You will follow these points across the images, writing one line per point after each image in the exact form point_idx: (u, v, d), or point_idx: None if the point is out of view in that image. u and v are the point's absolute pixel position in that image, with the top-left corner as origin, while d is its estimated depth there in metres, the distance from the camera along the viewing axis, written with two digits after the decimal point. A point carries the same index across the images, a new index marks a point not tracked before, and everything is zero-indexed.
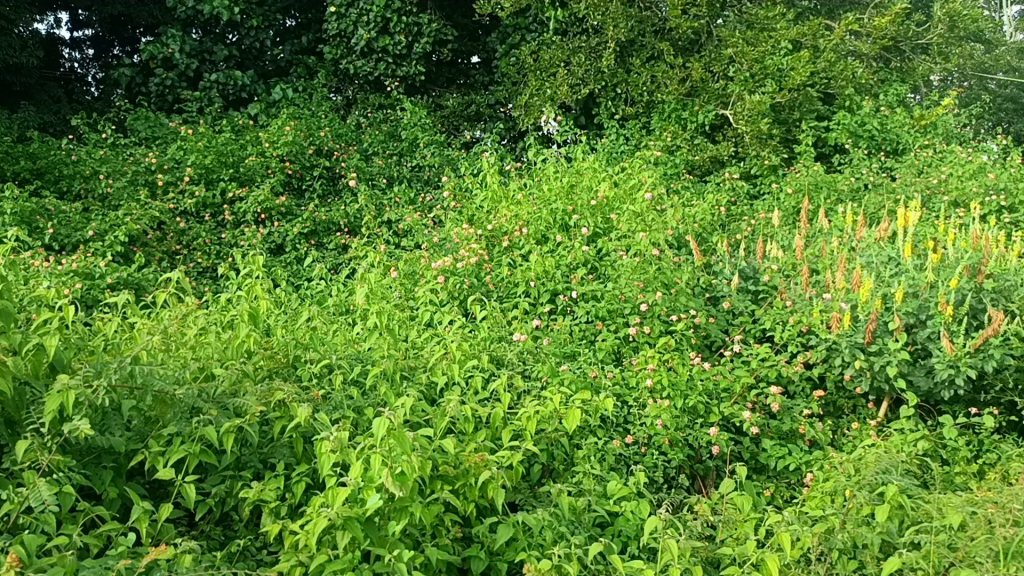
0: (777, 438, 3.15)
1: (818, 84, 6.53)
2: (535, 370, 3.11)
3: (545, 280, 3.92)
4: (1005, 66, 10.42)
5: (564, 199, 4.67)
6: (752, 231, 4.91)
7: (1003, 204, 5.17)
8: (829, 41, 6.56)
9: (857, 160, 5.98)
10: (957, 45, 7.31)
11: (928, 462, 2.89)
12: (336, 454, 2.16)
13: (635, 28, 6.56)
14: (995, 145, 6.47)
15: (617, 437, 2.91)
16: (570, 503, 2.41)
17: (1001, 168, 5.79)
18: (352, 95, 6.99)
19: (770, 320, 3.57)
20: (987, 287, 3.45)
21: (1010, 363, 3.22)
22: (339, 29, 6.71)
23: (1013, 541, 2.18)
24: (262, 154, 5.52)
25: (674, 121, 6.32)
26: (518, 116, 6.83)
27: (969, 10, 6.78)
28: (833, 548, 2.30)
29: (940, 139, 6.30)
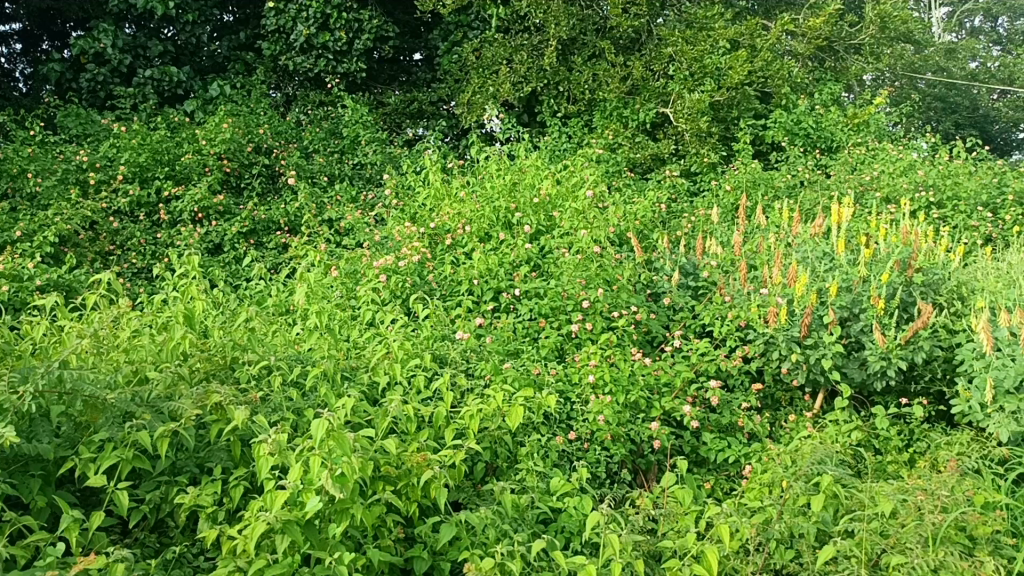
0: (716, 431, 3.20)
1: (755, 82, 6.63)
2: (479, 368, 3.10)
3: (488, 278, 3.89)
4: (933, 66, 10.72)
5: (506, 197, 4.66)
6: (692, 227, 4.97)
7: (931, 200, 5.36)
8: (766, 40, 6.66)
9: (793, 158, 6.10)
10: (888, 46, 7.51)
11: (861, 452, 2.96)
12: (274, 457, 2.11)
13: (577, 26, 6.59)
14: (926, 143, 6.68)
15: (560, 433, 2.91)
16: (513, 500, 2.40)
17: (930, 164, 5.98)
18: (292, 92, 6.94)
19: (709, 316, 3.62)
20: (917, 281, 3.54)
21: (938, 355, 3.32)
22: (278, 25, 6.60)
23: (941, 527, 2.27)
24: (199, 152, 5.39)
25: (615, 119, 6.36)
26: (461, 113, 6.77)
27: (899, 11, 6.96)
28: (770, 538, 2.34)
29: (873, 137, 6.47)
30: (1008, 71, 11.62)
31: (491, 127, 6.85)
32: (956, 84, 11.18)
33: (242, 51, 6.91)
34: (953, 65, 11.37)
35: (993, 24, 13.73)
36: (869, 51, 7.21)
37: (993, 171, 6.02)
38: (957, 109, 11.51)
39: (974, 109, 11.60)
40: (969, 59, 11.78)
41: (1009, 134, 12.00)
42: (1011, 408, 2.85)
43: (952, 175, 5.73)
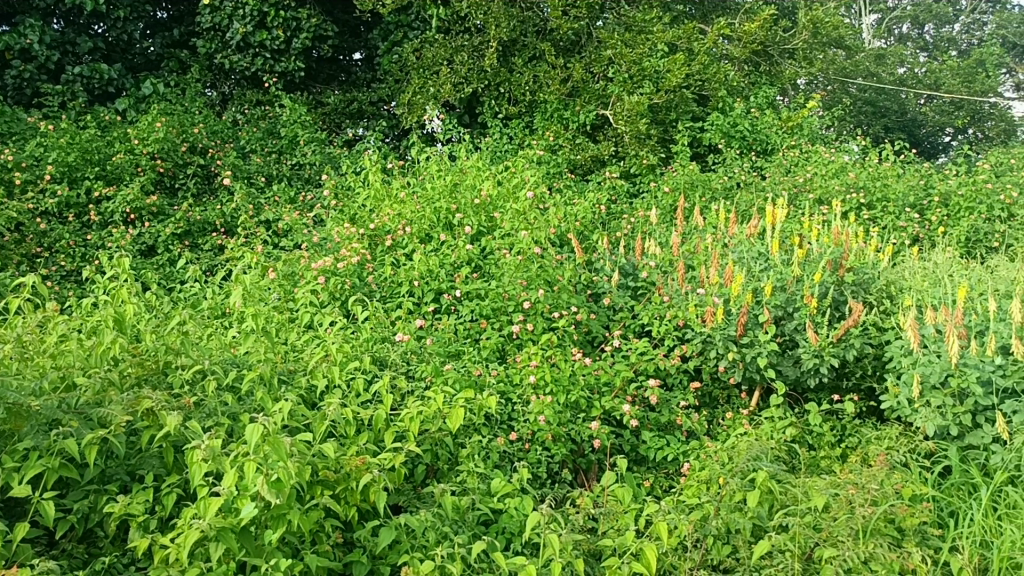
0: (656, 430, 3.23)
1: (693, 85, 6.71)
2: (419, 370, 3.07)
3: (428, 279, 3.85)
4: (863, 71, 10.99)
5: (447, 198, 4.61)
6: (631, 229, 5.02)
7: (862, 202, 5.53)
8: (703, 44, 6.71)
9: (730, 160, 6.20)
10: (820, 51, 7.68)
11: (796, 448, 3.01)
12: (208, 463, 2.05)
13: (517, 28, 6.59)
14: (856, 146, 6.86)
15: (500, 435, 2.90)
16: (453, 502, 2.38)
17: (860, 167, 6.14)
18: (228, 91, 6.79)
19: (649, 316, 3.65)
20: (847, 281, 3.62)
21: (869, 352, 3.41)
22: (213, 22, 6.46)
23: (871, 520, 2.34)
24: (131, 151, 5.23)
25: (555, 121, 6.39)
26: (401, 114, 6.72)
27: (831, 18, 7.13)
28: (707, 535, 2.37)
29: (805, 140, 6.62)
30: (933, 78, 11.93)
31: (431, 127, 6.81)
32: (886, 90, 11.45)
33: (176, 49, 6.75)
34: (882, 70, 11.56)
35: (919, 31, 14.11)
36: (801, 56, 7.42)
37: (919, 173, 6.21)
38: (887, 114, 11.82)
39: (902, 113, 11.88)
40: (896, 65, 12.08)
41: (937, 138, 12.22)
42: (937, 402, 2.91)
43: (881, 177, 5.90)
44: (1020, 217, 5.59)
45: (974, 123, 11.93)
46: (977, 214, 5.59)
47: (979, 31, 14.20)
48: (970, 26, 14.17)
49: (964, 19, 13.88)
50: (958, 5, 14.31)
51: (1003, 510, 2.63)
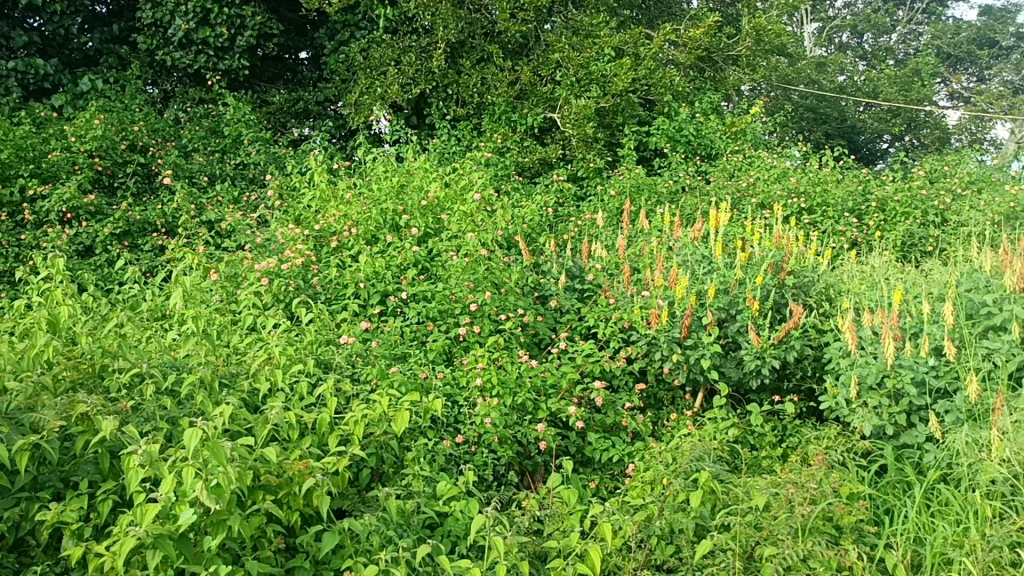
0: (602, 431, 3.24)
1: (639, 90, 6.76)
2: (364, 372, 3.02)
3: (374, 281, 3.81)
4: (804, 78, 11.20)
5: (394, 199, 4.56)
6: (578, 231, 5.04)
7: (803, 206, 5.65)
8: (649, 49, 6.73)
9: (676, 164, 6.28)
10: (763, 58, 7.82)
11: (738, 449, 3.05)
12: (145, 469, 1.98)
13: (466, 30, 6.58)
14: (798, 151, 6.98)
15: (447, 437, 2.88)
16: (398, 506, 2.35)
17: (802, 172, 6.26)
18: (170, 88, 6.59)
19: (595, 319, 3.66)
20: (789, 284, 3.68)
21: (809, 353, 3.47)
22: (154, 18, 6.31)
23: (810, 519, 2.40)
24: (68, 149, 5.08)
25: (504, 123, 6.40)
26: (348, 114, 6.65)
27: (774, 25, 7.25)
28: (651, 535, 2.39)
29: (749, 145, 6.73)
30: (871, 85, 12.14)
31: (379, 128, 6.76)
32: (826, 97, 11.66)
33: (115, 45, 6.57)
34: (823, 78, 11.73)
35: (859, 40, 14.44)
36: (745, 63, 7.55)
37: (858, 179, 6.36)
38: (827, 121, 12.04)
39: (842, 120, 12.11)
40: (836, 72, 12.35)
41: (874, 144, 12.53)
42: (873, 403, 2.97)
43: (822, 182, 6.02)
44: (952, 223, 5.78)
45: (910, 130, 12.20)
46: (913, 219, 5.77)
47: (915, 41, 14.61)
48: (907, 36, 14.54)
49: (902, 30, 14.27)
50: (896, 15, 14.67)
51: (936, 507, 2.64)
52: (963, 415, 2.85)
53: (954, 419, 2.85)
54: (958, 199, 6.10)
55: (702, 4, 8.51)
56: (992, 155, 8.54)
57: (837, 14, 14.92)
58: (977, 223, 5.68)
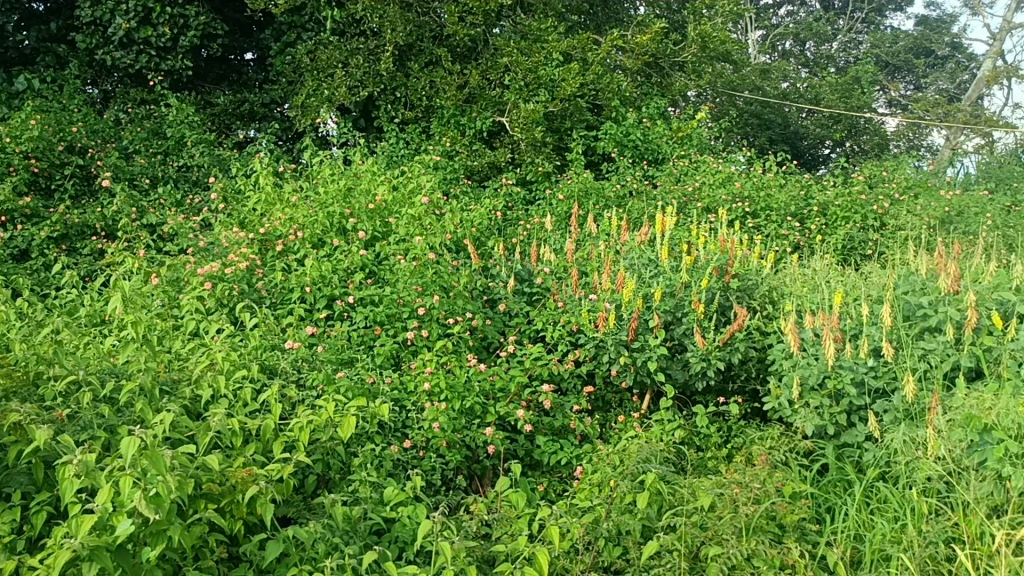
0: (549, 434, 3.24)
1: (587, 95, 6.80)
2: (310, 378, 2.93)
3: (321, 286, 3.75)
4: (749, 84, 11.29)
5: (341, 202, 4.49)
6: (527, 235, 5.05)
7: (747, 211, 5.74)
8: (597, 54, 6.78)
9: (623, 169, 6.34)
10: (709, 65, 7.93)
11: (684, 450, 3.07)
12: (82, 480, 1.92)
13: (414, 33, 6.54)
14: (743, 156, 7.09)
15: (395, 442, 2.84)
16: (344, 512, 2.32)
17: (746, 176, 6.35)
18: (111, 89, 6.48)
19: (542, 322, 3.65)
20: (733, 287, 3.73)
21: (753, 355, 3.51)
22: (94, 16, 6.12)
23: (753, 518, 2.45)
24: (2, 150, 4.91)
25: (452, 127, 6.37)
26: (294, 116, 6.56)
27: (718, 33, 7.35)
28: (599, 537, 2.39)
29: (695, 150, 6.81)
30: (813, 92, 12.34)
31: (326, 130, 6.69)
32: (770, 103, 11.62)
33: (53, 43, 6.37)
34: (767, 84, 11.79)
35: (801, 47, 14.70)
36: (691, 69, 7.65)
37: (800, 184, 6.48)
38: (771, 126, 11.99)
39: (785, 126, 12.09)
40: (779, 79, 12.50)
41: (816, 150, 12.54)
42: (814, 403, 3.02)
43: (765, 186, 6.11)
44: (890, 227, 5.94)
45: (851, 137, 12.34)
46: (852, 224, 5.91)
47: (855, 49, 14.96)
48: (847, 44, 14.87)
49: (842, 38, 14.60)
50: (836, 24, 14.98)
51: (874, 504, 2.70)
52: (900, 414, 2.91)
53: (892, 418, 2.91)
54: (895, 204, 6.27)
55: (648, 10, 8.57)
56: (927, 160, 8.79)
57: (779, 22, 15.17)
58: (913, 227, 5.84)
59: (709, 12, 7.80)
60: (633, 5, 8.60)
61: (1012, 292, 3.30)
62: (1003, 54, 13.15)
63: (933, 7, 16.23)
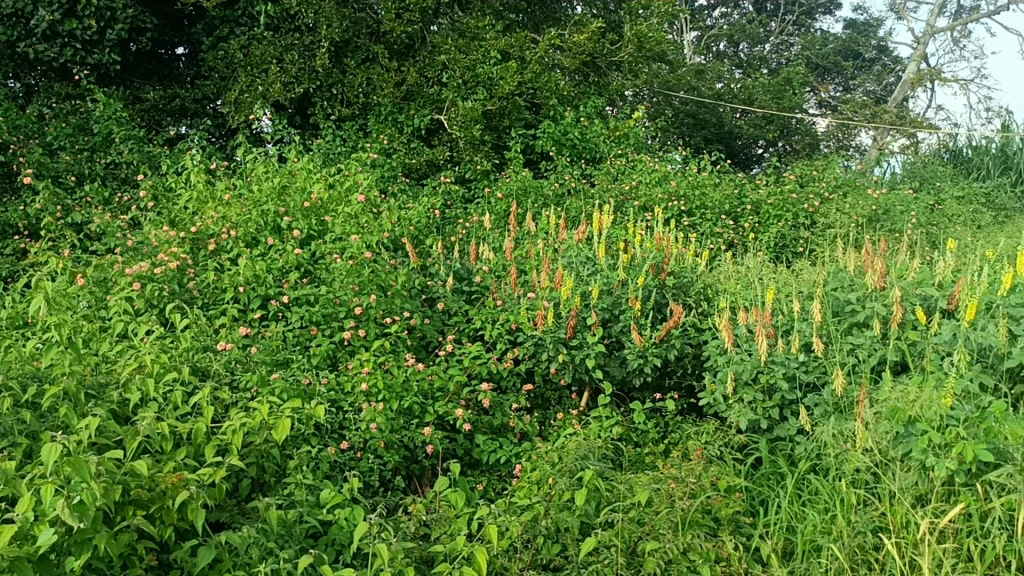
0: (489, 433, 3.21)
1: (525, 93, 6.78)
2: (244, 380, 2.83)
3: (255, 285, 3.64)
4: (685, 84, 11.36)
5: (275, 200, 4.38)
6: (466, 233, 5.01)
7: (683, 209, 5.80)
8: (534, 53, 6.76)
9: (561, 167, 6.34)
10: (646, 65, 7.97)
11: (622, 446, 3.07)
12: (2, 488, 1.82)
13: (350, 29, 6.43)
14: (679, 155, 7.16)
15: (331, 444, 2.76)
16: (279, 516, 2.24)
17: (682, 175, 6.41)
18: (34, 83, 6.21)
19: (481, 320, 3.60)
20: (669, 284, 3.74)
21: (689, 352, 3.53)
22: (14, 7, 5.77)
23: (689, 512, 2.46)
24: None
25: (390, 124, 6.29)
26: (227, 112, 6.34)
27: (654, 33, 7.41)
28: (537, 535, 2.37)
29: (632, 149, 6.85)
30: (747, 93, 12.39)
31: (260, 127, 6.48)
32: (705, 103, 11.56)
33: None
34: (702, 84, 11.79)
35: (735, 48, 14.90)
36: (627, 68, 7.69)
37: (735, 183, 6.56)
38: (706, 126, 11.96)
39: (720, 125, 12.05)
40: (715, 79, 12.55)
41: (750, 150, 12.67)
42: (748, 398, 3.04)
43: (701, 185, 6.18)
44: (820, 225, 6.06)
45: (783, 137, 12.53)
46: (785, 222, 6.02)
47: (787, 51, 15.26)
48: (779, 46, 15.13)
49: (774, 40, 14.88)
50: (769, 26, 15.23)
51: (806, 496, 2.74)
52: (830, 407, 2.95)
53: (822, 411, 2.95)
54: (825, 202, 6.41)
55: (585, 10, 8.56)
56: (855, 159, 8.99)
57: (714, 24, 15.34)
58: (842, 225, 5.98)
59: (645, 12, 7.83)
60: (570, 5, 8.58)
61: (936, 287, 3.38)
62: (926, 58, 13.56)
63: (860, 10, 16.64)
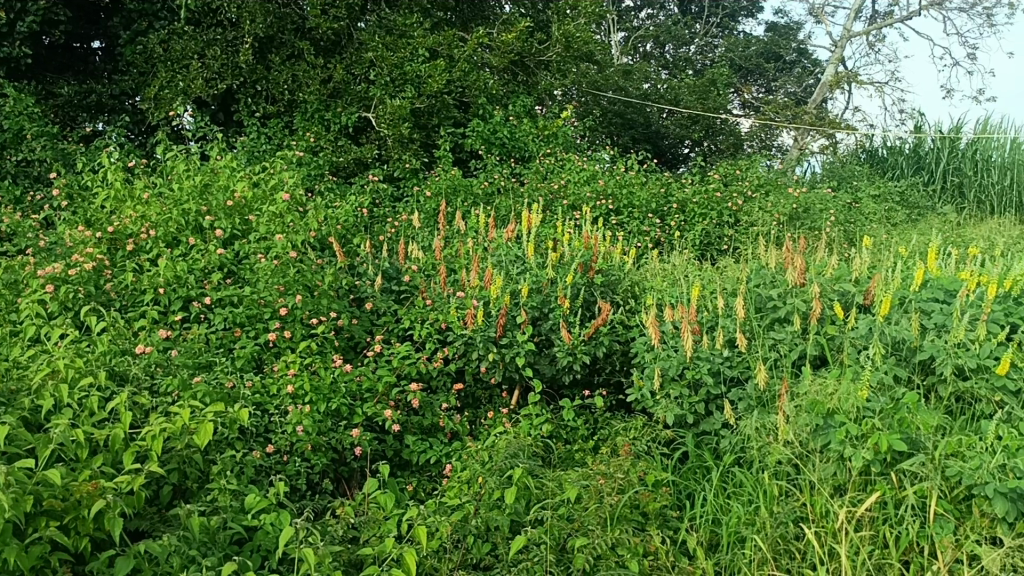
0: (418, 433, 3.15)
1: (454, 92, 6.72)
2: (163, 384, 2.71)
3: (176, 286, 3.47)
4: (613, 84, 11.49)
5: (196, 199, 4.22)
6: (394, 232, 4.94)
7: (610, 208, 5.84)
8: (463, 51, 6.72)
9: (491, 166, 6.31)
10: (574, 65, 8.01)
11: (551, 443, 3.05)
12: None
13: (275, 24, 6.28)
14: (607, 154, 7.21)
15: (256, 448, 2.66)
16: (201, 523, 2.11)
17: (611, 174, 6.45)
18: None
19: (410, 319, 3.54)
20: (597, 282, 3.74)
21: (618, 348, 3.54)
22: None
23: (618, 508, 2.45)
24: None
25: (317, 122, 6.16)
26: (146, 108, 6.05)
27: (582, 33, 7.45)
28: (467, 535, 2.33)
29: (560, 148, 6.87)
30: (673, 93, 12.50)
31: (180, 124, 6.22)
32: (632, 103, 11.60)
33: None
34: (629, 83, 11.79)
35: (661, 49, 15.08)
36: (555, 68, 7.71)
37: (661, 182, 6.64)
38: (633, 126, 11.94)
39: (647, 125, 12.03)
40: (642, 81, 12.54)
41: (677, 149, 12.72)
42: (675, 393, 3.05)
43: (628, 184, 6.24)
44: (743, 223, 6.19)
45: (707, 137, 12.61)
46: (709, 220, 6.13)
47: (711, 52, 15.54)
48: (704, 48, 15.37)
49: (699, 42, 15.14)
50: (693, 28, 15.48)
51: (731, 489, 2.76)
52: (753, 401, 2.99)
53: (746, 406, 2.99)
54: (747, 201, 6.54)
55: (513, 9, 8.54)
56: (777, 160, 9.22)
57: (641, 25, 15.49)
58: (764, 223, 6.11)
59: (572, 12, 7.85)
60: (498, 3, 8.55)
61: (852, 283, 3.46)
62: (843, 61, 13.98)
63: (781, 13, 17.04)
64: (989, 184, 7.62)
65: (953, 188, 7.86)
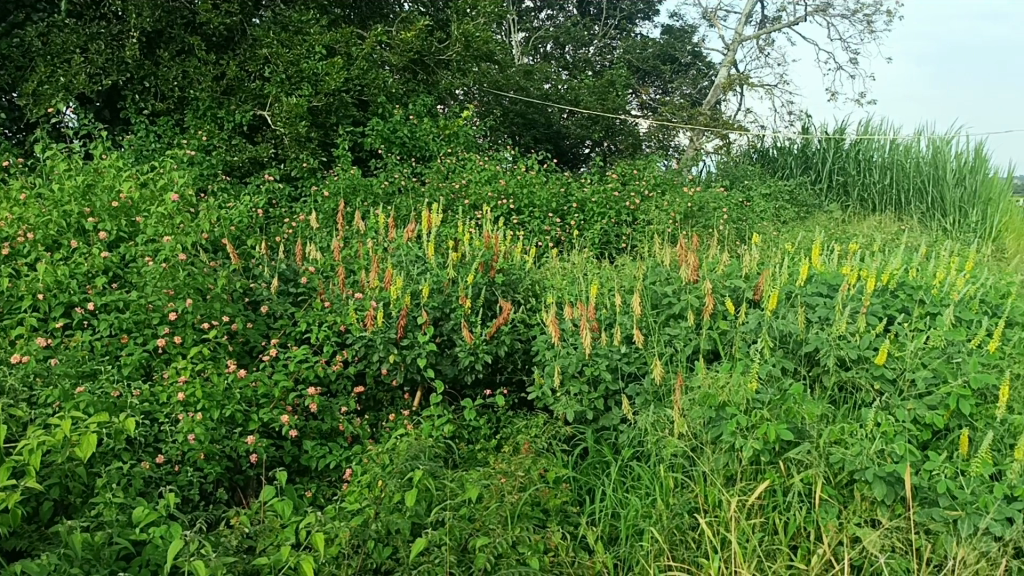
0: (317, 438, 3.05)
1: (353, 90, 6.60)
2: (43, 395, 2.47)
3: (56, 292, 3.22)
4: (514, 84, 11.28)
5: (79, 199, 3.95)
6: (292, 233, 4.80)
7: (511, 207, 5.84)
8: (361, 49, 6.62)
9: (391, 165, 6.22)
10: (474, 65, 7.98)
11: (453, 443, 3.00)
12: None
13: (164, 18, 6.03)
14: (508, 154, 7.20)
15: (146, 458, 2.49)
16: (85, 539, 1.87)
17: (512, 174, 6.45)
18: None
19: (307, 322, 3.43)
20: (498, 281, 3.72)
21: (519, 347, 3.51)
22: None
23: (518, 505, 2.43)
24: None
25: (209, 120, 5.92)
26: (23, 105, 5.59)
27: (481, 33, 7.43)
28: (367, 539, 2.21)
29: (461, 148, 6.82)
30: (573, 95, 12.48)
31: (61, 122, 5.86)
32: (534, 103, 11.53)
33: None
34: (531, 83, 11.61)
35: (561, 50, 15.21)
36: (455, 67, 7.66)
37: (561, 182, 6.67)
38: (535, 126, 11.94)
39: (549, 125, 12.08)
40: (542, 81, 12.47)
41: (577, 149, 12.93)
42: (575, 390, 3.03)
43: (529, 184, 6.26)
44: (641, 221, 6.27)
45: (608, 137, 12.82)
46: (609, 219, 6.21)
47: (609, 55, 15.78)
48: (603, 49, 15.57)
49: (598, 44, 15.35)
50: (592, 30, 15.68)
51: (630, 483, 2.78)
52: (650, 396, 3.01)
53: (643, 401, 3.01)
54: (645, 201, 6.64)
55: (412, 7, 8.44)
56: (673, 161, 9.41)
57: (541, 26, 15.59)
58: (661, 222, 6.20)
59: (472, 12, 7.82)
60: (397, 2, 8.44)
61: (744, 278, 3.53)
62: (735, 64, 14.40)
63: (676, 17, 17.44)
64: (870, 183, 7.91)
65: (838, 187, 8.16)
